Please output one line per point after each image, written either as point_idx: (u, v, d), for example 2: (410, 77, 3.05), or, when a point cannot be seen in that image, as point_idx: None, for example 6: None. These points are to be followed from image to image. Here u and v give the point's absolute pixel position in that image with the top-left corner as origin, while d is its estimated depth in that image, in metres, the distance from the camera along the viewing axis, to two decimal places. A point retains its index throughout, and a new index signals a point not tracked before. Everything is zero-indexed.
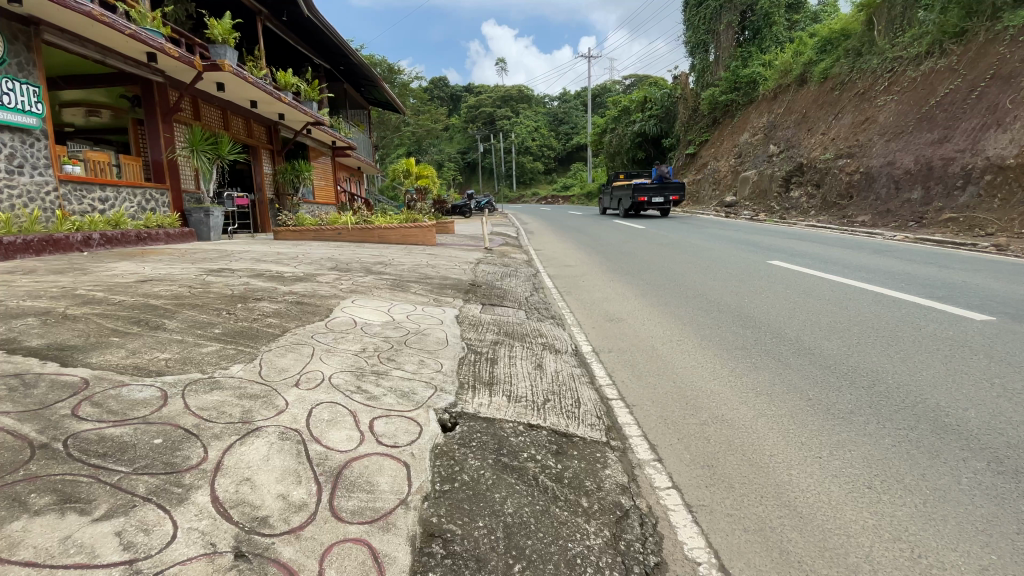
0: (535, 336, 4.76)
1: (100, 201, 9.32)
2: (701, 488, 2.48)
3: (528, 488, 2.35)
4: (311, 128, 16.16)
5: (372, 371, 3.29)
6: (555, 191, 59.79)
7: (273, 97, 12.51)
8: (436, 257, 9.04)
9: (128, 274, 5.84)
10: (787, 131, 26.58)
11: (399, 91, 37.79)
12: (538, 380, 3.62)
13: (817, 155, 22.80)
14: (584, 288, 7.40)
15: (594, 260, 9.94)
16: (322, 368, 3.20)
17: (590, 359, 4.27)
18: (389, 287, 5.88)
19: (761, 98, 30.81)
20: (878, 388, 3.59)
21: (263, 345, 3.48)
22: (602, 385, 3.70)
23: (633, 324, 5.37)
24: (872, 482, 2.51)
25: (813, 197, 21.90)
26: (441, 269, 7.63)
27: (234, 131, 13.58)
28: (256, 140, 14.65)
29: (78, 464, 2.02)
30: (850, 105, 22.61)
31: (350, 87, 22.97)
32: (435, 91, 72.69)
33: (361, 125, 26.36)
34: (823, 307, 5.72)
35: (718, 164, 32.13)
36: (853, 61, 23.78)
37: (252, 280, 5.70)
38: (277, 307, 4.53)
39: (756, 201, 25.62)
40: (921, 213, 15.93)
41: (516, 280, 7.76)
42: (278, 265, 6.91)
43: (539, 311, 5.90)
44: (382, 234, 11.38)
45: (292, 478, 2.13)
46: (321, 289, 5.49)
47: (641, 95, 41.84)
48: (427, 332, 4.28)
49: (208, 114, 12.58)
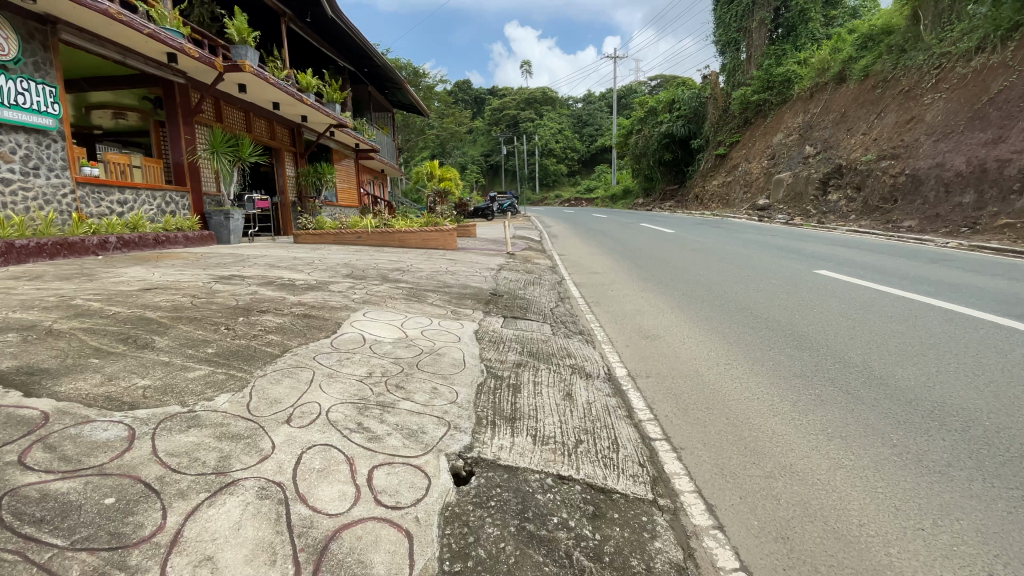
0: (563, 357, 4.25)
1: (120, 204, 9.22)
2: (779, 573, 1.97)
3: (559, 570, 1.88)
4: (334, 130, 16.02)
5: (378, 403, 2.85)
6: (580, 193, 59.23)
7: (295, 99, 12.37)
8: (458, 263, 8.66)
9: (134, 282, 5.57)
10: (825, 131, 25.46)
11: (424, 93, 37.91)
12: (569, 414, 3.12)
13: (858, 157, 21.71)
14: (614, 298, 6.93)
15: (625, 266, 9.40)
16: (320, 400, 2.77)
17: (627, 387, 3.74)
18: (405, 297, 5.46)
19: (796, 98, 29.78)
20: (977, 433, 3.00)
21: (258, 369, 3.08)
22: (643, 421, 3.20)
23: (670, 342, 4.87)
24: (1000, 569, 1.96)
25: (854, 200, 20.84)
26: (462, 277, 7.21)
27: (258, 134, 13.49)
28: (280, 142, 14.55)
29: (4, 535, 1.64)
30: (893, 103, 21.54)
31: (374, 89, 22.96)
32: (460, 94, 73.15)
33: (385, 127, 26.37)
34: (887, 326, 5.08)
35: (749, 165, 31.20)
36: (896, 58, 22.58)
37: (261, 288, 5.35)
38: (282, 320, 4.14)
39: (792, 204, 24.66)
40: (974, 218, 14.88)
41: (540, 289, 7.27)
42: (294, 271, 6.62)
43: (566, 325, 5.40)
44: (403, 238, 11.02)
45: (264, 557, 1.71)
46: (332, 299, 5.10)
47: (669, 95, 40.95)
48: (443, 351, 3.81)
49: (232, 117, 12.48)
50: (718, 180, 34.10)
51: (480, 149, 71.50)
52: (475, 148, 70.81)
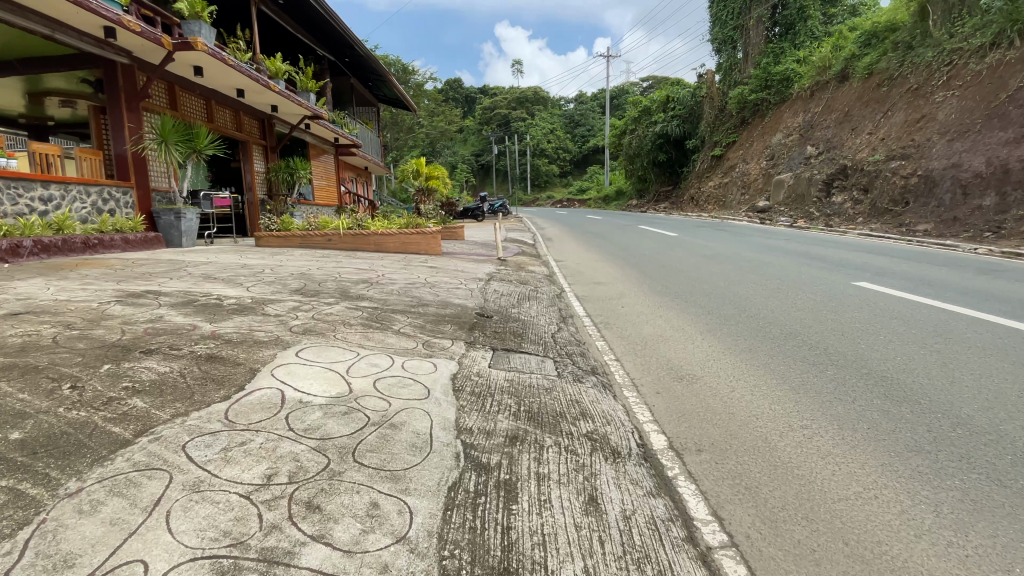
0: (576, 416, 2.99)
1: (43, 201, 7.82)
2: None
3: None
4: (309, 122, 14.65)
5: (262, 557, 1.60)
6: (572, 194, 58.16)
7: (261, 85, 11.05)
8: (439, 272, 7.39)
9: (7, 301, 4.23)
10: (827, 131, 24.56)
11: (413, 91, 36.72)
12: (597, 550, 1.87)
13: (864, 157, 20.77)
14: (626, 317, 5.71)
15: (633, 276, 8.21)
16: (152, 562, 1.53)
17: (676, 474, 2.51)
18: (363, 323, 4.16)
19: (795, 97, 28.90)
20: None
21: (69, 482, 1.83)
22: (717, 552, 1.98)
23: (715, 386, 3.64)
24: None
25: (860, 203, 19.89)
26: (442, 290, 5.91)
27: (221, 124, 12.12)
28: (247, 134, 13.16)
29: None
30: (900, 102, 20.64)
31: (357, 82, 21.60)
32: (449, 93, 72.00)
33: (368, 123, 24.93)
34: (988, 365, 3.94)
35: (746, 166, 30.30)
36: (902, 55, 21.71)
37: (170, 311, 4.03)
38: (168, 369, 2.84)
39: (794, 206, 23.71)
40: (997, 222, 13.91)
41: (537, 305, 6.00)
42: (230, 284, 5.29)
43: (573, 358, 4.14)
44: (379, 241, 9.76)
45: None
46: (262, 328, 3.80)
47: (663, 94, 40.00)
48: (399, 422, 2.52)
49: (189, 105, 11.10)
50: (715, 181, 33.15)
51: (470, 149, 70.18)
52: (465, 148, 69.57)
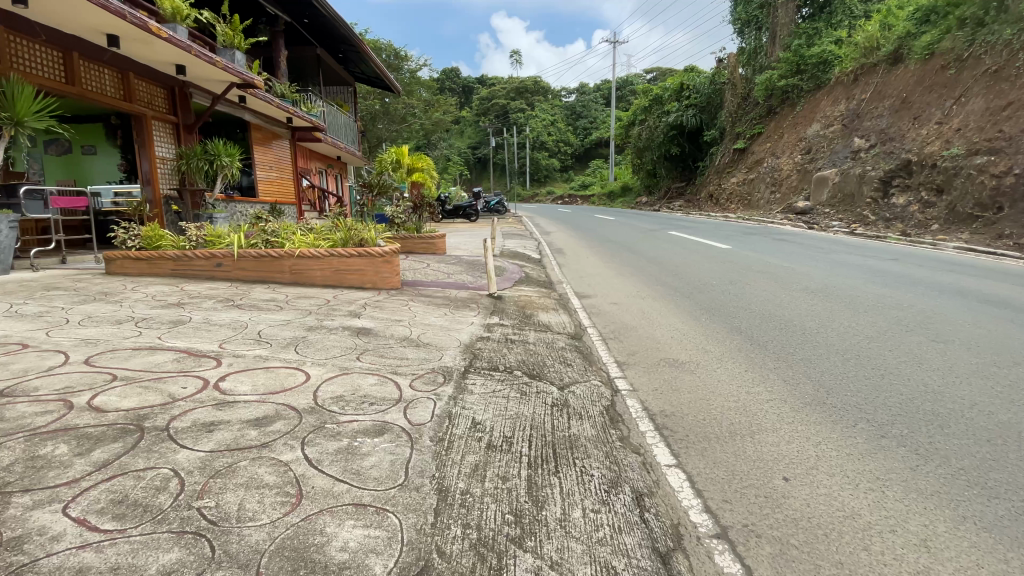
0: None
1: None
2: None
3: None
4: (240, 91, 10.85)
5: None
6: (574, 190, 54.42)
7: (138, 27, 7.38)
8: (366, 347, 3.70)
9: None
10: (880, 120, 20.86)
11: (405, 78, 33.25)
12: None
13: (935, 151, 17.04)
14: (825, 541, 2.09)
15: (728, 341, 4.63)
16: None
17: None
18: None
19: (832, 83, 25.19)
20: None
21: None
22: None
23: None
24: None
25: (931, 206, 16.15)
26: (326, 458, 2.21)
27: (95, 90, 8.58)
28: (143, 106, 9.54)
29: None
30: (978, 86, 16.92)
31: (326, 53, 17.77)
32: (446, 83, 68.42)
33: (344, 105, 21.08)
34: None
35: (776, 161, 26.77)
36: (972, 32, 17.91)
37: None
38: None
39: (840, 207, 20.16)
40: None
41: (576, 485, 2.30)
42: None
43: None
44: (298, 266, 5.94)
45: None
46: None
47: (676, 82, 36.35)
48: None
49: (29, 58, 7.55)
50: (737, 177, 29.60)
51: (468, 141, 66.37)
52: (462, 141, 66.20)
